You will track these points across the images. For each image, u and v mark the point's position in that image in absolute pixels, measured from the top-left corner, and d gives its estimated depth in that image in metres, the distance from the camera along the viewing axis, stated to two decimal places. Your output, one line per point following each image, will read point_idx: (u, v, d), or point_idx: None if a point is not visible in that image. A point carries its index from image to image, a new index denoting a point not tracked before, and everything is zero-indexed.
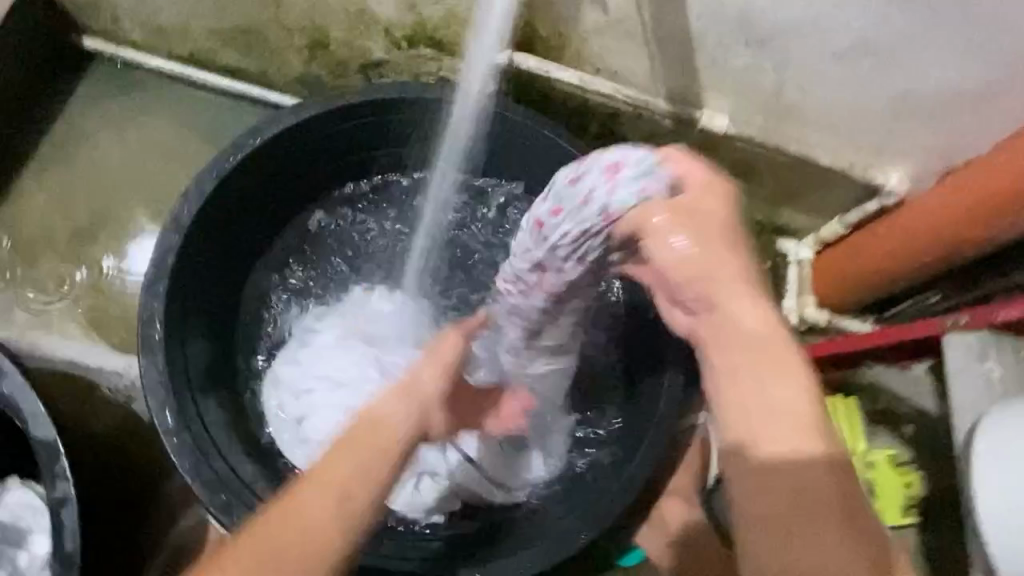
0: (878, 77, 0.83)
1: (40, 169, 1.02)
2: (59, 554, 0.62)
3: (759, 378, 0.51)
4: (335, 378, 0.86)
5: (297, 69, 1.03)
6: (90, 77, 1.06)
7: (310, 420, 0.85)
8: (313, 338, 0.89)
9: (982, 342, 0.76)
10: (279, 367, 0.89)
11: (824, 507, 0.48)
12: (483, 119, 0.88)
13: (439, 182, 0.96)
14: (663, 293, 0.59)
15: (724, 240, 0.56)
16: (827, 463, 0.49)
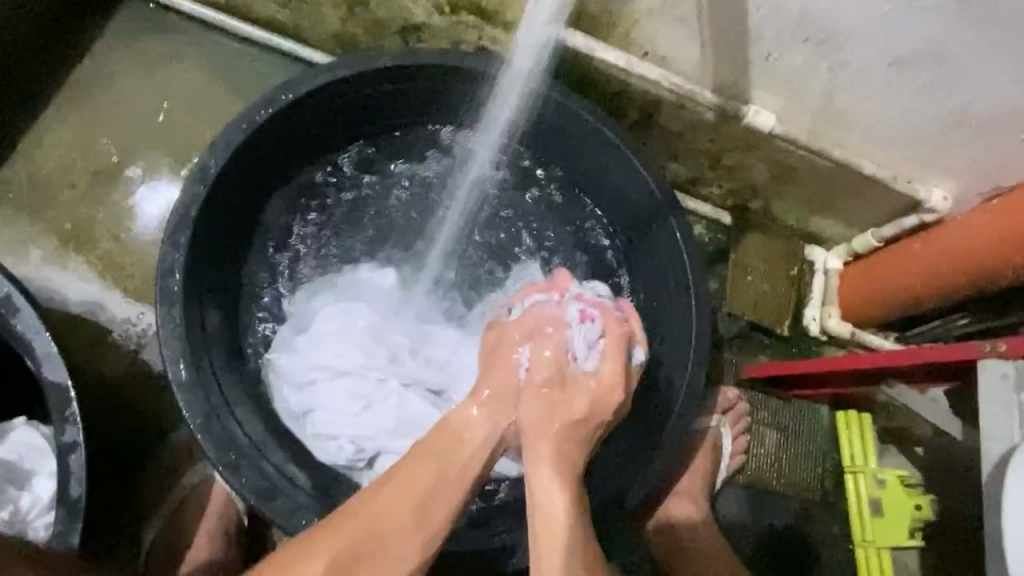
0: (939, 89, 0.79)
1: (62, 105, 0.99)
2: (66, 501, 0.62)
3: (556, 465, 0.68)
4: (336, 367, 0.82)
5: (333, 26, 0.99)
6: (122, 13, 1.02)
7: (319, 412, 0.80)
8: (310, 323, 0.85)
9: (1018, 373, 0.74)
10: (277, 354, 0.84)
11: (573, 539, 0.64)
12: (529, 97, 0.85)
13: (480, 157, 0.94)
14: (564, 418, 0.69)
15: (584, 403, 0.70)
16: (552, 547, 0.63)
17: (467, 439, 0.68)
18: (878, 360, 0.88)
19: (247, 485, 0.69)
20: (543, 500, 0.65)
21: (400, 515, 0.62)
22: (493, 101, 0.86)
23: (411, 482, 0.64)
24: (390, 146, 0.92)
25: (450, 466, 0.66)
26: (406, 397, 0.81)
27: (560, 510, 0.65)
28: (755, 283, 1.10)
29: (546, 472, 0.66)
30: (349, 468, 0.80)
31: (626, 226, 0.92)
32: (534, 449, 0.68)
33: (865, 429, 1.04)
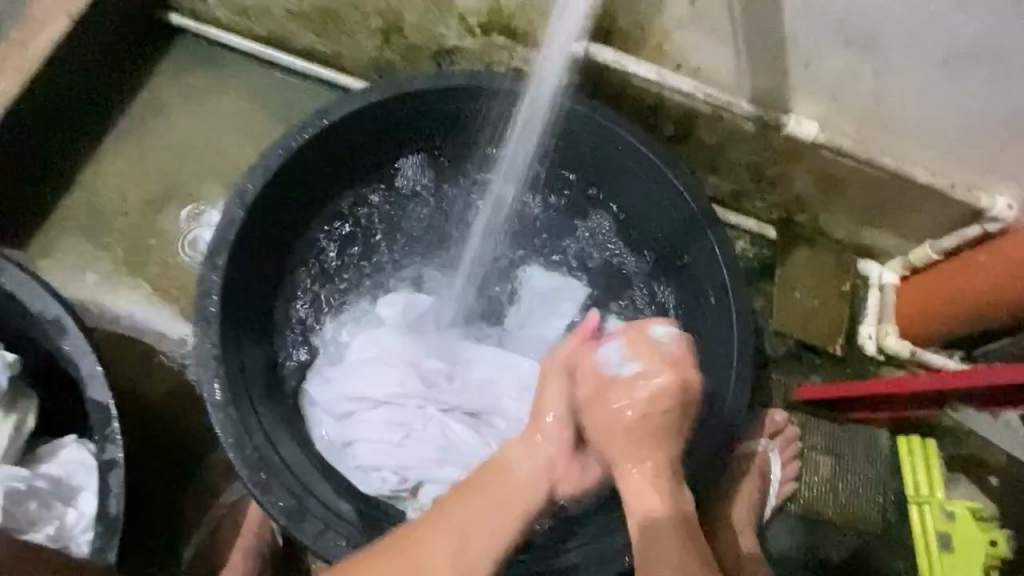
0: (995, 87, 0.74)
1: (121, 138, 1.05)
2: (104, 517, 0.64)
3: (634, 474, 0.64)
4: (374, 397, 0.81)
5: (369, 53, 1.02)
6: (177, 51, 1.09)
7: (360, 443, 0.80)
8: (343, 354, 0.85)
9: None
10: (313, 387, 0.84)
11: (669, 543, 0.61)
12: (545, 115, 0.86)
13: (503, 179, 0.94)
14: (640, 422, 0.64)
15: (655, 406, 0.63)
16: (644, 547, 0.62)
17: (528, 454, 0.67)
18: (944, 381, 0.81)
19: (278, 507, 0.69)
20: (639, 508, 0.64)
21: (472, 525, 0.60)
22: (511, 124, 0.88)
23: (456, 515, 0.61)
24: (410, 168, 0.92)
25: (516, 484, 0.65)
26: (445, 422, 0.81)
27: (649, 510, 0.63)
28: (804, 300, 1.05)
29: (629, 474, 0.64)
30: (393, 498, 0.78)
31: (663, 243, 0.89)
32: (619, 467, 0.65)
33: (931, 459, 0.98)
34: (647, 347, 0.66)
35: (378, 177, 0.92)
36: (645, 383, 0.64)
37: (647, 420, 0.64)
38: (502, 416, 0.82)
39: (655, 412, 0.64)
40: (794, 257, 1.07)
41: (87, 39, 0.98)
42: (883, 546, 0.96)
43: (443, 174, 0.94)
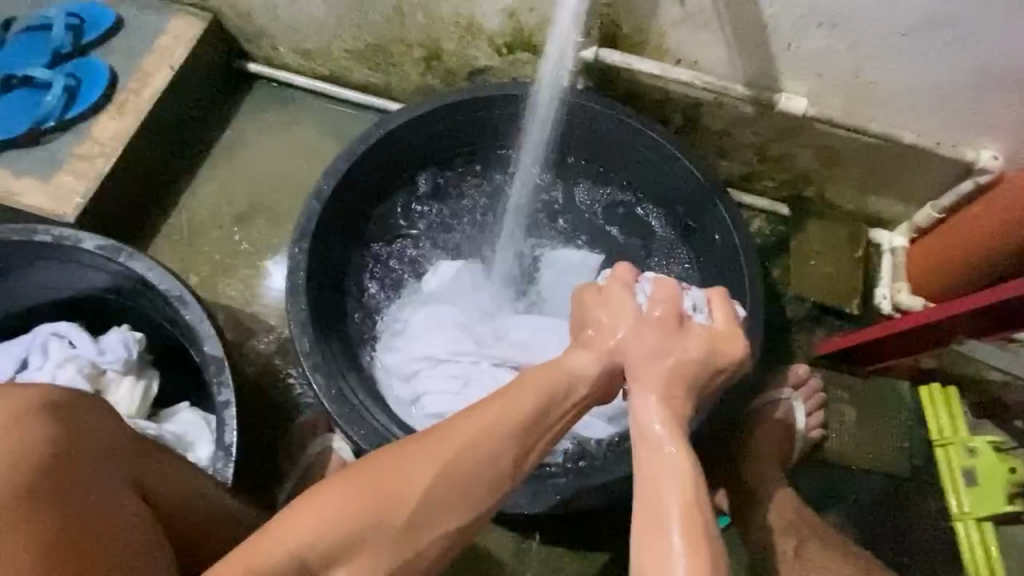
0: (957, 49, 0.86)
1: (210, 167, 1.24)
2: (221, 445, 0.80)
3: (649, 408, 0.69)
4: (434, 355, 0.94)
5: (414, 80, 1.20)
6: (254, 93, 1.29)
7: (427, 396, 0.93)
8: (405, 325, 0.99)
9: None
10: (383, 354, 0.98)
11: (670, 476, 0.64)
12: (559, 106, 1.00)
13: (528, 169, 1.08)
14: (694, 366, 0.71)
15: (711, 355, 0.72)
16: (648, 479, 0.65)
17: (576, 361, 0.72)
18: (936, 313, 0.91)
19: (361, 435, 0.84)
20: (642, 411, 0.69)
21: (529, 415, 0.66)
22: (529, 121, 1.02)
23: (509, 405, 0.66)
24: (443, 170, 1.07)
25: (562, 388, 0.70)
26: (497, 372, 0.93)
27: (655, 447, 0.67)
28: (819, 268, 1.11)
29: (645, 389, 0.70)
30: None
31: (678, 210, 1.02)
32: (640, 390, 0.70)
33: (949, 403, 1.04)
34: (719, 312, 0.76)
35: (417, 179, 1.06)
36: (716, 335, 0.74)
37: (702, 356, 0.71)
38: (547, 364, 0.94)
39: (721, 353, 0.73)
40: (805, 231, 1.14)
41: (186, 89, 1.20)
42: (911, 487, 1.02)
43: (475, 172, 1.09)
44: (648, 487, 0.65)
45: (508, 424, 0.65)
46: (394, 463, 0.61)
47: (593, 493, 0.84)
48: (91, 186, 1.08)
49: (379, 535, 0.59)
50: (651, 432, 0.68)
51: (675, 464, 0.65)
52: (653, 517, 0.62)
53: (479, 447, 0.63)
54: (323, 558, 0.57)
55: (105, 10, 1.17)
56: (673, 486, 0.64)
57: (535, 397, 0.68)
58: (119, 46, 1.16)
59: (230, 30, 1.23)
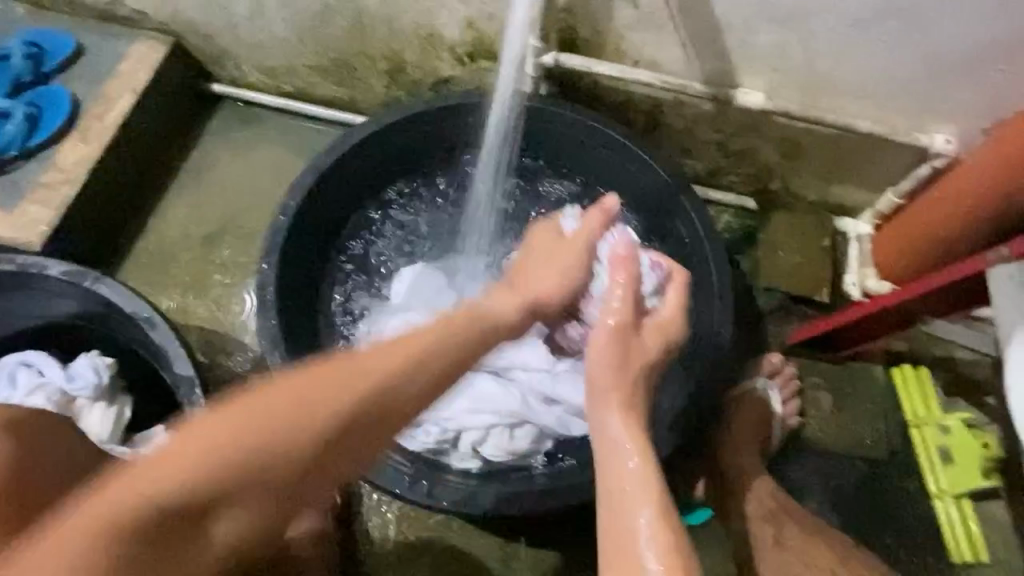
0: (904, 37, 0.88)
1: (177, 190, 1.24)
2: None
3: (610, 424, 0.70)
4: None
5: (379, 93, 1.20)
6: (219, 113, 1.29)
7: None
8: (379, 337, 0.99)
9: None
10: None
11: (637, 487, 0.65)
12: (519, 112, 1.01)
13: (491, 175, 1.09)
14: (647, 358, 0.75)
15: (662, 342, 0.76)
16: (614, 491, 0.66)
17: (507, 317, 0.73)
18: (900, 295, 0.93)
19: None
20: (604, 426, 0.70)
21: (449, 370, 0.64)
22: (490, 127, 1.03)
23: (414, 345, 0.63)
24: (409, 181, 1.08)
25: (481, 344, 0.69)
26: (473, 378, 0.93)
27: (618, 459, 0.68)
28: (788, 258, 1.13)
29: (607, 402, 0.71)
30: (438, 450, 0.91)
31: (642, 207, 1.04)
32: (600, 402, 0.71)
33: (923, 384, 1.05)
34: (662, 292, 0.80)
35: (383, 190, 1.07)
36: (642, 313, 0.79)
37: (654, 347, 0.75)
38: (521, 367, 0.94)
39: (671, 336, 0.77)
40: (774, 222, 1.16)
41: (151, 113, 1.20)
42: (891, 470, 1.02)
43: (440, 180, 1.10)
44: (614, 498, 0.65)
45: (424, 372, 0.62)
46: (305, 395, 0.56)
47: (573, 494, 0.84)
48: (56, 214, 1.07)
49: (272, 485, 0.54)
50: (612, 446, 0.69)
51: (640, 475, 0.66)
52: (623, 527, 0.63)
53: (382, 387, 0.59)
54: (190, 503, 0.50)
55: (65, 38, 1.17)
56: (639, 496, 0.64)
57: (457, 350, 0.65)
58: (80, 73, 1.16)
59: (193, 52, 1.23)
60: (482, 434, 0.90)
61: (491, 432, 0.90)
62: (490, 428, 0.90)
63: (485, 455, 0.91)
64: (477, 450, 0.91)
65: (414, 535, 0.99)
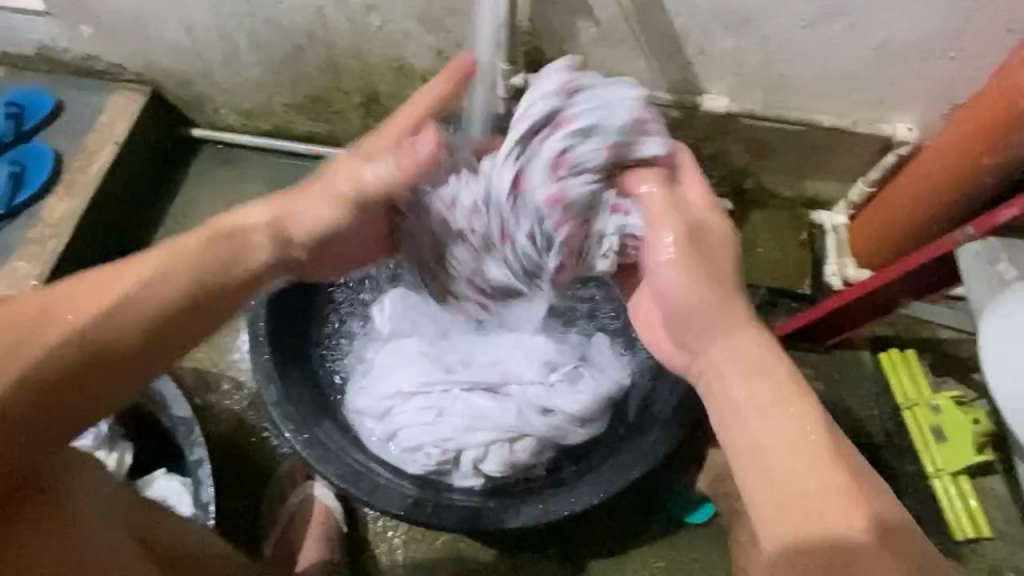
0: (854, 34, 0.92)
1: (164, 234, 1.25)
2: (199, 502, 0.84)
3: (733, 352, 0.65)
4: (405, 390, 0.95)
5: (356, 125, 1.23)
6: (201, 157, 1.31)
7: (401, 431, 0.93)
8: (374, 364, 0.99)
9: (988, 249, 0.84)
10: (354, 396, 0.97)
11: (799, 437, 0.57)
12: None
13: None
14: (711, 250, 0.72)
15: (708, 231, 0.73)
16: (773, 446, 0.58)
17: (252, 231, 0.72)
18: (877, 280, 0.95)
19: (338, 476, 0.87)
20: (729, 358, 0.65)
21: (180, 296, 0.63)
22: None
23: (118, 272, 0.61)
24: None
25: (234, 270, 0.68)
26: (469, 398, 0.93)
27: (760, 405, 0.60)
28: (768, 253, 1.17)
29: (731, 329, 0.67)
30: (441, 471, 0.91)
31: None
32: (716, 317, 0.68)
33: (912, 365, 1.08)
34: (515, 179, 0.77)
35: None
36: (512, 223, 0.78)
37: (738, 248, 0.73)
38: (516, 382, 0.94)
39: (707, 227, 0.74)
40: (751, 220, 1.20)
41: (133, 162, 1.22)
42: (886, 453, 1.04)
43: None
44: (770, 452, 0.58)
45: (154, 299, 0.61)
46: (44, 308, 0.56)
47: (573, 500, 0.86)
48: (45, 268, 1.09)
49: (52, 398, 0.54)
50: (751, 383, 0.62)
51: (798, 423, 0.58)
52: (793, 484, 0.56)
53: (87, 306, 0.57)
54: None
55: (44, 96, 1.19)
56: (806, 447, 0.57)
57: (190, 269, 0.65)
58: (61, 129, 1.19)
59: (171, 100, 1.25)
60: (480, 453, 0.90)
61: (489, 448, 0.91)
62: (489, 445, 0.91)
63: (485, 473, 0.92)
64: (478, 468, 0.91)
65: (422, 558, 0.99)
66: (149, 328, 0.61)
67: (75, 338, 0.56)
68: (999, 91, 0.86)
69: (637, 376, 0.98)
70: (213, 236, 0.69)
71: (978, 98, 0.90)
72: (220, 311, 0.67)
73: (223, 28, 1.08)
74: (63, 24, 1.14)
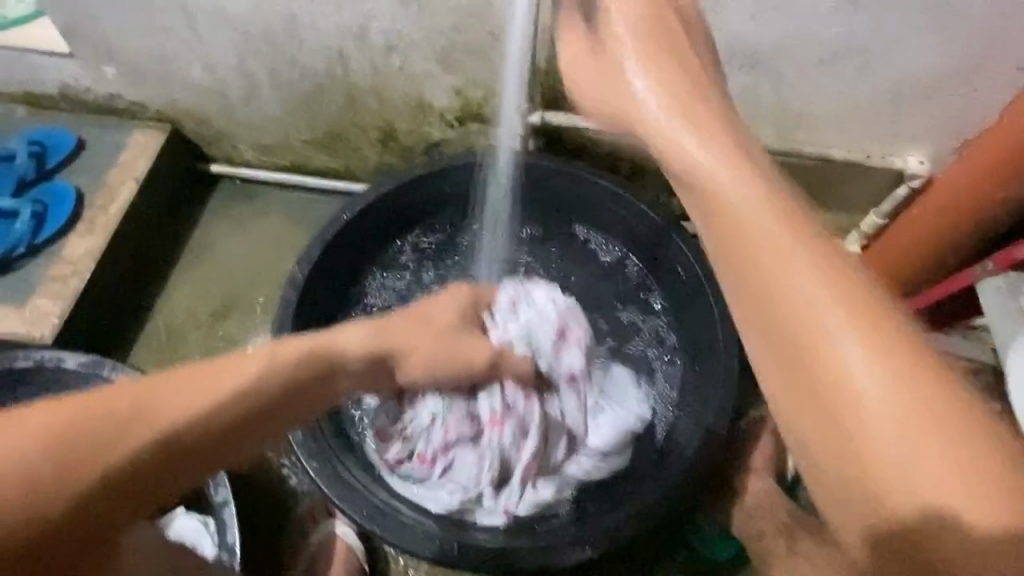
0: (867, 71, 0.94)
1: (183, 268, 1.27)
2: (224, 544, 0.84)
3: (814, 326, 0.47)
4: None
5: (373, 160, 1.24)
6: (219, 192, 1.33)
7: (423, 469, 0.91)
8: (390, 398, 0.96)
9: (1011, 283, 0.85)
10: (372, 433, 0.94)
11: (899, 405, 0.45)
12: (517, 167, 1.06)
13: (491, 232, 1.11)
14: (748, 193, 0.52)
15: (741, 165, 0.54)
16: (872, 425, 0.45)
17: (344, 344, 0.69)
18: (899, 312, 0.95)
19: (362, 514, 0.86)
20: (811, 333, 0.47)
21: (261, 410, 0.61)
22: (487, 186, 1.07)
23: (214, 374, 0.59)
24: (411, 243, 1.10)
25: (314, 387, 0.67)
26: None
27: (852, 376, 0.46)
28: None
29: (790, 281, 0.48)
30: (465, 509, 0.90)
31: (638, 252, 1.06)
32: (772, 274, 0.49)
33: None
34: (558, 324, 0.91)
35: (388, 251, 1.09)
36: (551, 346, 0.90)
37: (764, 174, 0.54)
38: None
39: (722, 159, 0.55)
40: None
41: (153, 198, 1.23)
42: None
43: (441, 240, 1.12)
44: (863, 435, 0.46)
45: (238, 409, 0.59)
46: (134, 405, 0.53)
47: (599, 535, 0.85)
48: (66, 306, 1.10)
49: (111, 508, 0.51)
50: (824, 354, 0.47)
51: (891, 390, 0.45)
52: (904, 468, 0.45)
53: (177, 411, 0.55)
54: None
55: (66, 135, 1.21)
56: (909, 419, 0.45)
57: (280, 380, 0.63)
58: (83, 167, 1.20)
59: (191, 137, 1.27)
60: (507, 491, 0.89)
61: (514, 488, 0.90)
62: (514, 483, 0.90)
63: (512, 511, 0.90)
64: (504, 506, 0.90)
65: None
66: (219, 442, 0.58)
67: (159, 445, 0.53)
68: (1008, 124, 0.88)
69: (658, 410, 0.99)
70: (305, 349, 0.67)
71: (989, 132, 0.91)
72: (277, 435, 0.66)
73: (246, 68, 1.10)
74: (88, 66, 1.16)
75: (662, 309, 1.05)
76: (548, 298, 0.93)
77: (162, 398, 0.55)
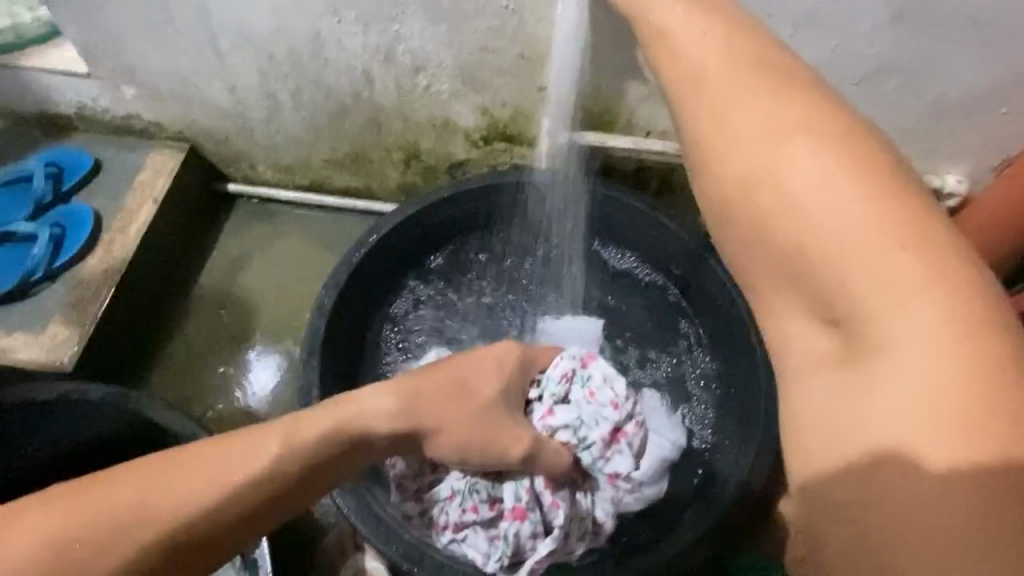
0: (907, 89, 0.92)
1: (203, 289, 1.25)
2: None
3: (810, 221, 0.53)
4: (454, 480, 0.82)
5: (395, 179, 1.23)
6: (237, 211, 1.31)
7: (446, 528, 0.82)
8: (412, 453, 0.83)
9: None
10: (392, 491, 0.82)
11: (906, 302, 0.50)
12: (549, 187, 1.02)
13: (522, 252, 1.10)
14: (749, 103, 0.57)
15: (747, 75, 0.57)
16: (873, 325, 0.51)
17: (370, 413, 0.60)
18: None
19: (397, 553, 0.84)
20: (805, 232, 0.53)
21: (278, 490, 0.54)
22: (518, 208, 1.04)
23: (223, 457, 0.53)
24: (438, 264, 1.08)
25: (340, 460, 0.58)
26: None
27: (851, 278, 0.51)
28: None
29: (791, 170, 0.54)
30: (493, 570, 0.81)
31: (673, 275, 1.04)
32: (772, 183, 0.55)
33: None
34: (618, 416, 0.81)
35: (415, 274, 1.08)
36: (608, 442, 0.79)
37: (780, 79, 0.58)
38: None
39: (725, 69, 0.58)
40: None
41: (170, 220, 1.21)
42: None
43: (469, 261, 1.10)
44: (883, 336, 0.50)
45: (248, 498, 0.53)
46: (135, 500, 0.50)
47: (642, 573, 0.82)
48: (85, 332, 1.08)
49: None
50: (815, 263, 0.53)
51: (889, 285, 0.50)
52: (915, 366, 0.48)
53: (178, 510, 0.50)
54: None
55: (83, 155, 1.19)
56: (915, 314, 0.49)
57: (293, 461, 0.55)
58: (100, 189, 1.18)
59: (209, 156, 1.25)
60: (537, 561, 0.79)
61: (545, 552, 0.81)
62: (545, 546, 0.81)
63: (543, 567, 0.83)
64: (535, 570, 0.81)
65: None
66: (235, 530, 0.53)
67: (166, 541, 0.50)
68: None
69: (694, 434, 0.98)
70: (328, 425, 0.57)
71: None
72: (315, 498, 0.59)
73: (267, 89, 1.09)
74: (106, 86, 1.14)
75: (699, 333, 1.03)
76: (605, 377, 0.82)
77: (161, 495, 0.50)
